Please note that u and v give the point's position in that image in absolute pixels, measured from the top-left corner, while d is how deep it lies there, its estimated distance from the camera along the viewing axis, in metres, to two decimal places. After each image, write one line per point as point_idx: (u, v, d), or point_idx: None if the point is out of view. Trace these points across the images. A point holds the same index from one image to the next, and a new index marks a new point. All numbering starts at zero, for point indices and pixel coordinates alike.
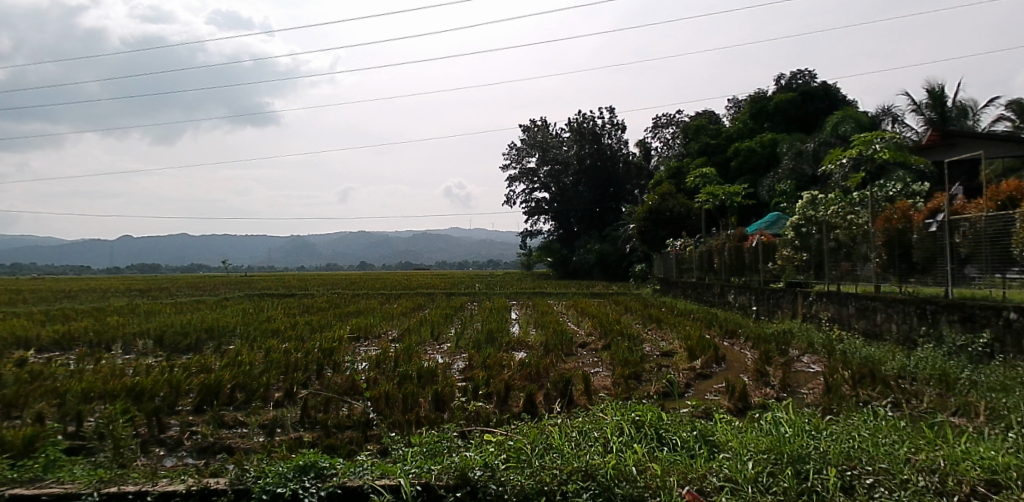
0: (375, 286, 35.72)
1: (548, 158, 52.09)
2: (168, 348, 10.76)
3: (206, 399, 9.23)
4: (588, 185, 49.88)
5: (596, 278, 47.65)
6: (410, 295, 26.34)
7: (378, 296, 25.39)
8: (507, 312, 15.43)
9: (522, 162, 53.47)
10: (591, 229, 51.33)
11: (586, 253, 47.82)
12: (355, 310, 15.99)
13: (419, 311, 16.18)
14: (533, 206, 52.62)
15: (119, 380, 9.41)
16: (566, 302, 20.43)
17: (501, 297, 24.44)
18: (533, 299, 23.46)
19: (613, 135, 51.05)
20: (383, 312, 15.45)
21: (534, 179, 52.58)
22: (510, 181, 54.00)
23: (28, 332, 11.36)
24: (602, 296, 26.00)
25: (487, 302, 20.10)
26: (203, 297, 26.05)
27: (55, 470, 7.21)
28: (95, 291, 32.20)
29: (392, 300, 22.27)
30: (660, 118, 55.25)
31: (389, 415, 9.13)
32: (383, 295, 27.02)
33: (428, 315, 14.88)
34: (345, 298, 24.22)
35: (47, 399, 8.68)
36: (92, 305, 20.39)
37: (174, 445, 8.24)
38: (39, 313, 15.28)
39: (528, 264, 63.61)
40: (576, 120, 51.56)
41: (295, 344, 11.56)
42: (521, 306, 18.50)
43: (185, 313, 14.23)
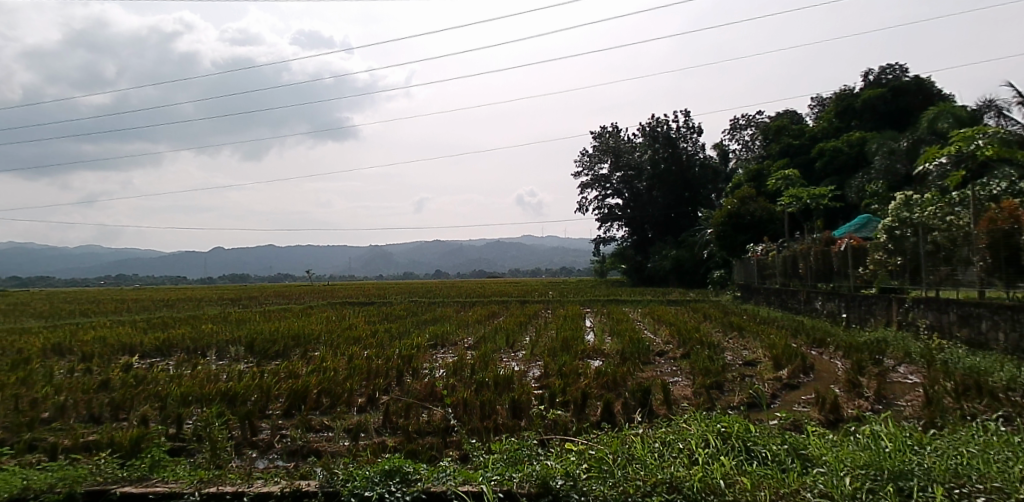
0: (450, 294, 36.18)
1: (621, 164, 51.06)
2: (258, 354, 11.25)
3: (294, 403, 9.58)
4: (663, 191, 49.15)
5: (672, 285, 46.67)
6: (486, 303, 26.56)
7: (453, 304, 25.76)
8: (583, 319, 15.29)
9: (593, 169, 53.13)
10: (665, 235, 50.40)
11: (660, 261, 46.95)
12: (431, 317, 16.25)
13: (493, 319, 16.27)
14: (605, 213, 52.09)
15: (215, 385, 9.88)
16: (641, 310, 20.12)
17: (575, 304, 24.28)
18: (609, 306, 23.17)
19: (689, 138, 50.06)
20: (459, 319, 15.62)
21: (606, 186, 52.12)
22: (581, 188, 53.53)
23: (133, 339, 12.10)
24: (678, 303, 25.36)
25: (560, 309, 20.00)
26: (289, 306, 27.18)
27: (159, 470, 7.62)
28: (189, 300, 34.08)
29: (466, 308, 22.46)
30: (737, 120, 53.84)
31: (468, 422, 9.20)
32: (458, 302, 27.44)
33: (503, 322, 14.93)
34: (422, 306, 24.65)
35: (150, 403, 9.20)
36: (187, 313, 21.61)
37: (265, 447, 8.58)
38: (143, 321, 16.28)
39: (599, 271, 63.01)
40: (649, 124, 50.79)
41: (376, 351, 11.83)
42: (595, 314, 18.26)
43: (272, 321, 14.81)
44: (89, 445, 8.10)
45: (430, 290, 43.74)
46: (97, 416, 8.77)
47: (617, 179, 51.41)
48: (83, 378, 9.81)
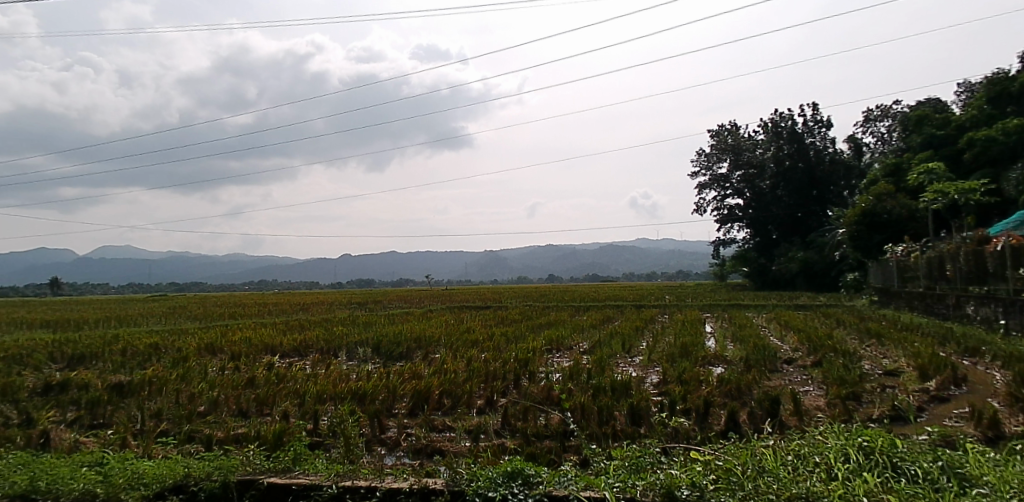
0: (564, 298, 36.09)
1: (742, 163, 48.88)
2: (384, 356, 11.80)
3: (418, 404, 9.97)
4: (788, 190, 46.94)
5: (799, 288, 44.30)
6: (601, 307, 26.29)
7: (568, 308, 25.72)
8: (703, 324, 14.80)
9: (711, 168, 51.43)
10: (790, 236, 48.18)
11: (786, 263, 44.59)
12: (547, 321, 16.34)
13: (609, 324, 16.12)
14: (724, 214, 50.26)
15: (346, 384, 10.46)
16: (765, 316, 19.13)
17: (694, 309, 23.53)
18: (731, 311, 22.26)
19: (817, 133, 47.21)
20: (574, 324, 15.65)
21: (725, 185, 50.23)
22: (698, 190, 52.04)
23: (274, 340, 13.07)
24: (807, 308, 23.89)
25: (678, 315, 19.43)
26: (410, 310, 28.37)
27: (300, 462, 8.17)
28: (319, 304, 36.45)
29: (581, 312, 22.47)
30: (870, 111, 50.19)
31: (587, 426, 9.16)
32: (573, 306, 27.38)
33: (619, 327, 14.79)
34: (536, 310, 24.91)
35: (290, 400, 9.88)
36: (319, 317, 23.09)
37: (392, 444, 8.97)
38: (284, 323, 17.59)
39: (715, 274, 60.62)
40: (772, 120, 48.43)
41: (493, 354, 12.07)
42: (716, 319, 17.60)
43: (397, 324, 15.48)
44: (239, 438, 8.81)
45: (538, 294, 44.09)
46: (244, 410, 9.53)
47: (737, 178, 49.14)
48: (232, 376, 10.71)
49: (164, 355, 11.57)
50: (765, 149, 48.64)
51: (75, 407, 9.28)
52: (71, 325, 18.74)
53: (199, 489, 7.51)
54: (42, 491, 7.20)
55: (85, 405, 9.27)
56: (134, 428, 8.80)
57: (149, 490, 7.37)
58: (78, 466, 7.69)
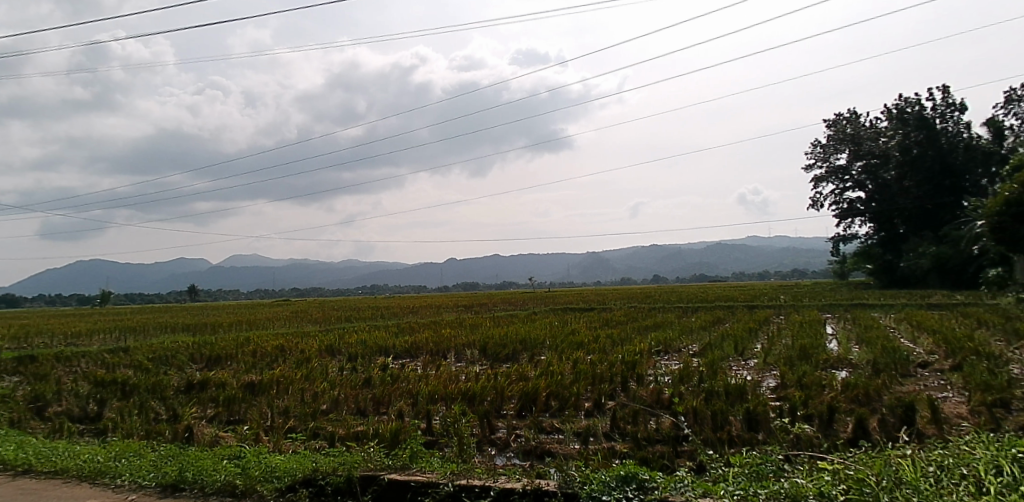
0: (672, 299, 35.08)
1: (862, 153, 47.26)
2: (491, 357, 12.01)
3: (526, 405, 10.05)
4: (917, 180, 43.17)
5: (931, 286, 40.90)
6: (709, 308, 25.35)
7: (675, 310, 24.97)
8: (823, 325, 13.99)
9: (828, 160, 48.88)
10: (921, 230, 44.64)
11: (916, 259, 41.68)
12: (653, 323, 15.99)
13: (720, 325, 15.57)
14: (843, 208, 47.71)
15: (457, 385, 10.71)
16: (895, 315, 17.72)
17: (811, 309, 22.38)
18: (853, 311, 20.96)
19: (948, 117, 43.61)
20: (683, 325, 15.26)
21: (844, 178, 47.57)
22: (815, 183, 49.35)
23: (387, 342, 13.64)
24: (942, 308, 21.98)
25: (796, 315, 18.43)
26: (514, 312, 28.79)
27: (417, 460, 8.42)
28: (425, 308, 37.76)
29: (690, 314, 21.88)
30: (1011, 90, 45.52)
31: (701, 431, 8.87)
32: (680, 308, 26.60)
33: (730, 328, 14.28)
34: (642, 311, 24.39)
35: (404, 399, 10.23)
36: (427, 319, 23.76)
37: (502, 445, 9.09)
38: (396, 325, 18.36)
39: (838, 272, 57.70)
40: (896, 105, 45.32)
41: (600, 356, 12.00)
42: (838, 320, 16.56)
43: (503, 326, 15.70)
44: (359, 435, 9.21)
45: (638, 296, 43.38)
46: (363, 409, 9.97)
47: (858, 168, 47.20)
48: (350, 376, 11.26)
49: (288, 356, 12.34)
50: (890, 136, 45.36)
51: (214, 404, 10.05)
52: (208, 329, 20.34)
53: (326, 483, 7.86)
54: (189, 481, 7.80)
55: (222, 402, 10.01)
56: (265, 424, 9.40)
57: (282, 483, 7.82)
58: (219, 459, 8.31)
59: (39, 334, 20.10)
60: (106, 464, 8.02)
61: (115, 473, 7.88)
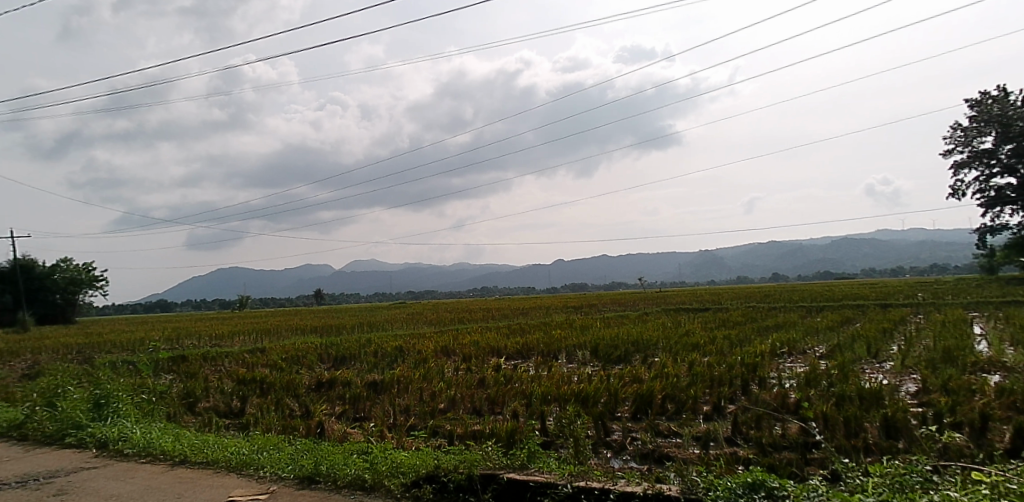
0: (790, 298, 33.37)
1: (1012, 135, 42.40)
2: (603, 358, 11.96)
3: (641, 408, 9.89)
4: None
5: None
6: (836, 308, 23.86)
7: (798, 309, 23.66)
8: (971, 325, 12.79)
9: (970, 143, 44.69)
10: None
11: None
12: (775, 323, 15.28)
13: (849, 326, 14.63)
14: (989, 196, 43.45)
15: (569, 386, 10.70)
16: None
17: (956, 307, 20.50)
18: (1009, 309, 18.92)
19: None
20: (808, 325, 14.48)
21: (990, 162, 43.29)
22: (954, 170, 45.11)
23: (499, 343, 13.93)
24: None
25: (940, 314, 16.94)
26: (624, 312, 28.50)
27: (534, 460, 8.48)
28: (533, 309, 38.13)
29: (814, 313, 20.68)
30: None
31: (833, 438, 8.35)
32: (802, 307, 25.22)
33: (861, 329, 13.41)
34: (762, 311, 23.36)
35: (519, 400, 10.35)
36: (538, 321, 23.93)
37: (618, 448, 8.98)
38: (508, 327, 18.68)
39: (984, 267, 52.28)
40: None
41: (717, 358, 11.62)
42: (989, 320, 15.05)
43: (615, 327, 15.55)
44: (476, 434, 9.41)
45: (750, 295, 41.59)
46: (479, 409, 10.20)
47: (1007, 152, 42.80)
48: (466, 376, 11.55)
49: (406, 356, 12.86)
50: None
51: (341, 401, 10.65)
52: (335, 330, 21.67)
53: (448, 480, 8.02)
54: (323, 474, 8.28)
55: (348, 400, 10.59)
56: (388, 422, 9.83)
57: (407, 478, 8.12)
58: (349, 454, 8.77)
59: (189, 336, 22.16)
60: (250, 456, 8.64)
61: (258, 465, 8.46)
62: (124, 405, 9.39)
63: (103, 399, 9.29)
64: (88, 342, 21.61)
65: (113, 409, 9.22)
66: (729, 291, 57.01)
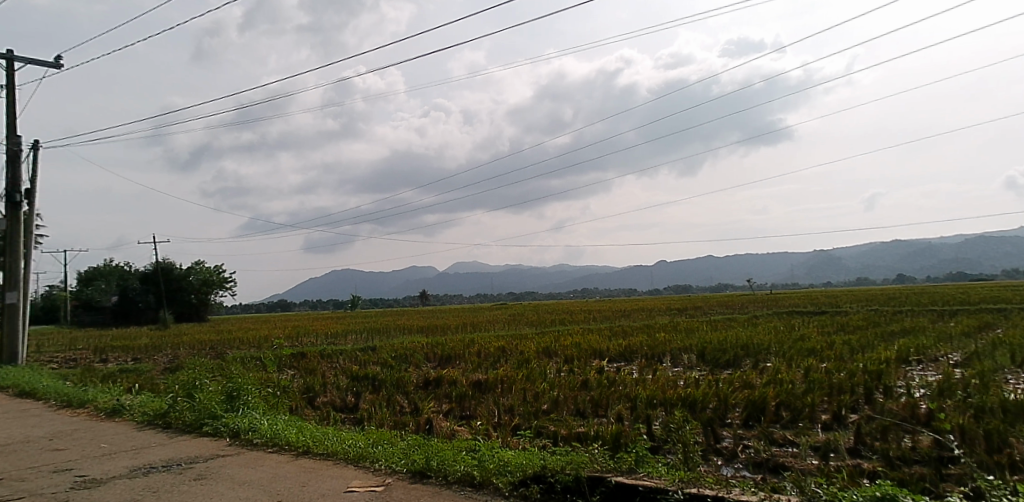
0: (919, 302, 30.88)
1: None
2: (711, 363, 11.63)
3: (753, 415, 9.50)
4: None
5: None
6: (976, 312, 21.78)
7: (930, 313, 21.83)
8: None
9: None
10: None
11: None
12: (902, 328, 14.23)
13: (989, 331, 13.39)
14: None
15: (676, 390, 10.46)
16: None
17: None
18: None
19: None
20: (940, 331, 13.39)
21: None
22: None
23: (602, 345, 13.83)
24: None
25: None
26: (733, 316, 27.42)
27: (642, 464, 8.26)
28: (635, 311, 37.47)
29: (948, 317, 19.06)
30: None
31: (972, 452, 7.67)
32: (935, 311, 23.23)
33: (1004, 335, 12.28)
34: (888, 315, 21.78)
35: (623, 402, 10.22)
36: (641, 323, 23.54)
37: (729, 456, 8.66)
38: (610, 329, 18.51)
39: None
40: None
41: (836, 364, 11.00)
42: None
43: (724, 330, 15.06)
44: (581, 436, 9.33)
45: (872, 298, 38.73)
46: (582, 411, 10.14)
47: None
48: (568, 377, 11.58)
49: (509, 356, 13.05)
50: None
51: (448, 400, 10.94)
52: (439, 331, 22.28)
53: (555, 480, 7.91)
54: (434, 469, 8.52)
55: (455, 398, 10.87)
56: (494, 421, 9.96)
57: (515, 477, 8.15)
58: (458, 450, 8.98)
59: (308, 334, 23.52)
60: (366, 449, 9.06)
61: (373, 458, 8.84)
62: (252, 398, 10.08)
63: (235, 391, 10.00)
64: (217, 339, 23.35)
65: (243, 401, 9.93)
66: (845, 294, 53.50)
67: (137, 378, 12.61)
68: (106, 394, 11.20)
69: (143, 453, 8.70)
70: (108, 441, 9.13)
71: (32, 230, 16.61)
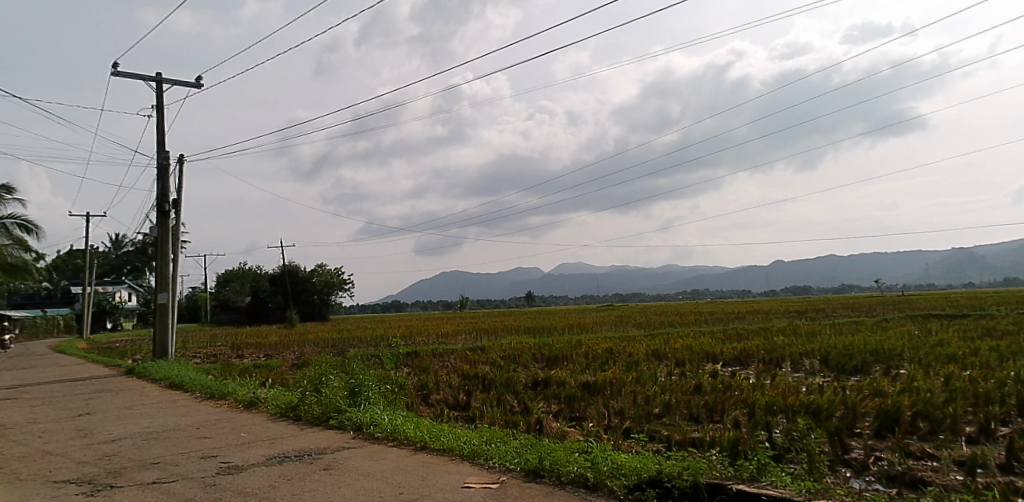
0: None
1: None
2: (835, 369, 11.03)
3: (886, 425, 8.88)
4: None
5: None
6: None
7: None
8: None
9: None
10: None
11: None
12: None
13: None
14: None
15: (797, 397, 9.98)
16: None
17: None
18: None
19: None
20: None
21: None
22: None
23: (715, 348, 13.44)
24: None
25: None
26: (860, 319, 25.76)
27: (765, 474, 7.74)
28: (749, 313, 36.08)
29: None
30: None
31: None
32: None
33: None
34: None
35: (740, 408, 9.86)
36: (758, 325, 22.62)
37: (860, 468, 8.07)
38: (723, 332, 17.93)
39: None
40: None
41: (982, 372, 10.10)
42: None
43: (850, 334, 14.20)
44: (696, 442, 9.04)
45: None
46: (696, 416, 9.88)
47: None
48: (680, 381, 11.33)
49: (618, 359, 12.94)
50: None
51: (557, 401, 10.99)
52: (548, 331, 22.47)
53: (672, 486, 7.55)
54: (547, 469, 8.54)
55: (564, 399, 10.92)
56: (604, 423, 9.88)
57: (630, 482, 7.89)
58: (571, 451, 8.98)
59: (420, 333, 24.40)
60: (481, 447, 9.27)
61: (488, 455, 9.03)
62: (372, 394, 10.57)
63: (357, 387, 10.55)
64: (337, 338, 24.77)
65: (364, 397, 10.44)
66: (985, 296, 48.70)
67: (270, 373, 13.59)
68: (244, 388, 12.14)
69: (278, 443, 9.34)
70: (247, 431, 9.89)
71: (179, 236, 18.26)
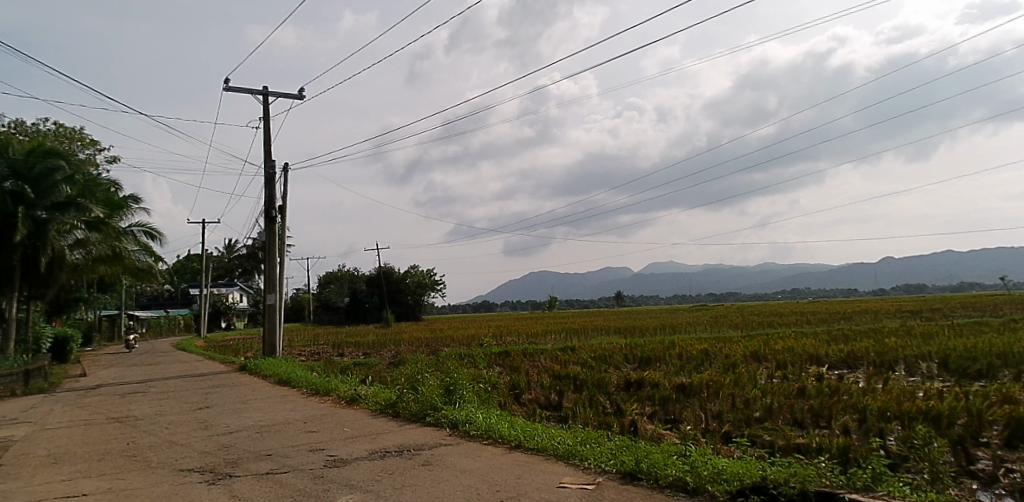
0: None
1: None
2: (956, 374, 10.30)
3: (1018, 434, 8.18)
4: None
5: None
6: None
7: None
8: None
9: None
10: None
11: None
12: None
13: None
14: None
15: (914, 403, 9.35)
16: None
17: None
18: None
19: None
20: None
21: None
22: None
23: (819, 350, 12.84)
24: None
25: None
26: (984, 319, 23.81)
27: (881, 483, 7.21)
28: (859, 312, 34.17)
29: None
30: None
31: None
32: None
33: None
34: None
35: (849, 414, 9.36)
36: (867, 326, 21.45)
37: (988, 480, 7.42)
38: (828, 333, 17.09)
39: None
40: None
41: None
42: None
43: (973, 336, 13.19)
44: (802, 448, 8.62)
45: None
46: (801, 421, 9.45)
47: None
48: (782, 384, 10.89)
49: (714, 360, 12.61)
50: None
51: (652, 403, 10.84)
52: (642, 331, 22.21)
53: (779, 492, 7.13)
54: (644, 472, 8.40)
55: (659, 401, 10.74)
56: (702, 426, 9.64)
57: (732, 486, 7.55)
58: (668, 454, 8.79)
59: (510, 333, 24.71)
60: (575, 447, 9.24)
61: (583, 456, 8.99)
62: (467, 392, 10.80)
63: (453, 386, 10.81)
64: (430, 337, 25.49)
65: (459, 395, 10.70)
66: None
67: (369, 371, 14.14)
68: (346, 385, 12.70)
69: (378, 438, 9.69)
70: (350, 426, 10.33)
71: (285, 240, 19.30)
